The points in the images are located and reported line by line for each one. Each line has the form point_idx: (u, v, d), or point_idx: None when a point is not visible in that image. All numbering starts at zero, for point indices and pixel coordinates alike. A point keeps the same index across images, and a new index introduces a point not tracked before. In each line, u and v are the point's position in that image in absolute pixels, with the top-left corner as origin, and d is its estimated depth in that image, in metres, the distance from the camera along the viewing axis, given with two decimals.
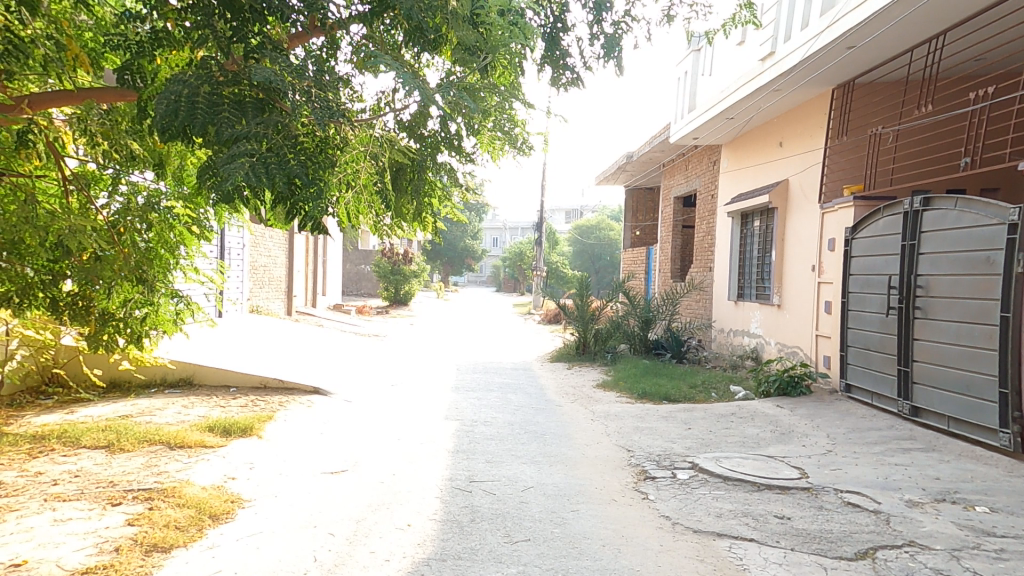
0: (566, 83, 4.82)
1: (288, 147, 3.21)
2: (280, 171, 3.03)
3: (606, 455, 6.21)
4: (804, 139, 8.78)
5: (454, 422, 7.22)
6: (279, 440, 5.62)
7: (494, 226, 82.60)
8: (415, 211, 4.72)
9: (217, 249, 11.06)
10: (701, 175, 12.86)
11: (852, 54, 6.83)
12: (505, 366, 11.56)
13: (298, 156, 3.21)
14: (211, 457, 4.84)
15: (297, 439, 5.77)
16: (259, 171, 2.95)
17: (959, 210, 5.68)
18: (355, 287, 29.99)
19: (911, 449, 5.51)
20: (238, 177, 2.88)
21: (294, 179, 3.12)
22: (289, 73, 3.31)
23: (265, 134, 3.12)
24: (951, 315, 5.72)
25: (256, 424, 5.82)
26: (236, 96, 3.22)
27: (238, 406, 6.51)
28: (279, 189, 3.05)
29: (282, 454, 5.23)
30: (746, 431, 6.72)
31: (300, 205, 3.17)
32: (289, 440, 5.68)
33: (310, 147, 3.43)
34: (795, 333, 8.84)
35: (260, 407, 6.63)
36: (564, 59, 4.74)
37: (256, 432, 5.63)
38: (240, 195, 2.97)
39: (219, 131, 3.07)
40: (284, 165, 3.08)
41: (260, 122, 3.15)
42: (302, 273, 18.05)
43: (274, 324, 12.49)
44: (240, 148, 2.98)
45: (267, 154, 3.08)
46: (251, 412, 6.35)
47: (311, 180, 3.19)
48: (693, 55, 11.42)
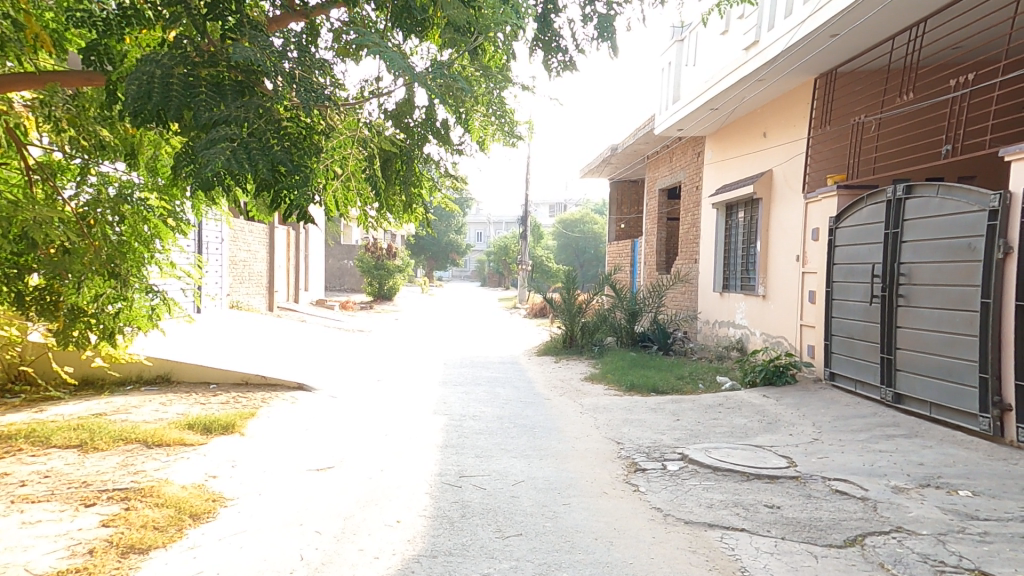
0: (560, 67, 4.72)
1: (271, 131, 3.04)
2: (263, 157, 2.89)
3: (596, 448, 6.17)
4: (787, 129, 8.81)
5: (442, 417, 7.14)
6: (261, 437, 5.47)
7: (478, 220, 82.29)
8: (404, 202, 4.63)
9: (194, 243, 10.77)
10: (685, 167, 12.89)
11: (835, 43, 6.84)
12: (493, 360, 11.49)
13: (282, 142, 3.06)
14: (191, 455, 4.68)
15: (282, 436, 5.63)
16: (241, 156, 2.81)
17: (941, 197, 5.72)
18: (339, 282, 29.57)
19: (894, 435, 5.57)
20: (219, 163, 2.73)
21: (279, 166, 3.00)
22: (269, 52, 3.17)
23: (247, 117, 2.96)
24: (933, 302, 5.78)
25: (238, 421, 5.66)
26: (214, 78, 3.07)
27: (219, 403, 6.34)
28: (263, 176, 2.89)
29: (265, 452, 5.09)
30: (734, 421, 6.75)
31: (285, 193, 3.05)
32: (272, 437, 5.53)
33: (294, 133, 3.28)
34: (780, 323, 8.91)
35: (242, 404, 6.45)
36: (557, 42, 4.64)
37: (238, 429, 5.47)
38: (219, 182, 2.84)
39: (196, 114, 2.92)
40: (267, 150, 2.94)
41: (241, 105, 3.00)
42: (284, 268, 17.72)
43: (255, 320, 12.23)
44: (220, 132, 2.83)
45: (248, 139, 2.92)
46: (233, 409, 6.18)
47: (297, 167, 3.05)
48: (677, 46, 11.41)
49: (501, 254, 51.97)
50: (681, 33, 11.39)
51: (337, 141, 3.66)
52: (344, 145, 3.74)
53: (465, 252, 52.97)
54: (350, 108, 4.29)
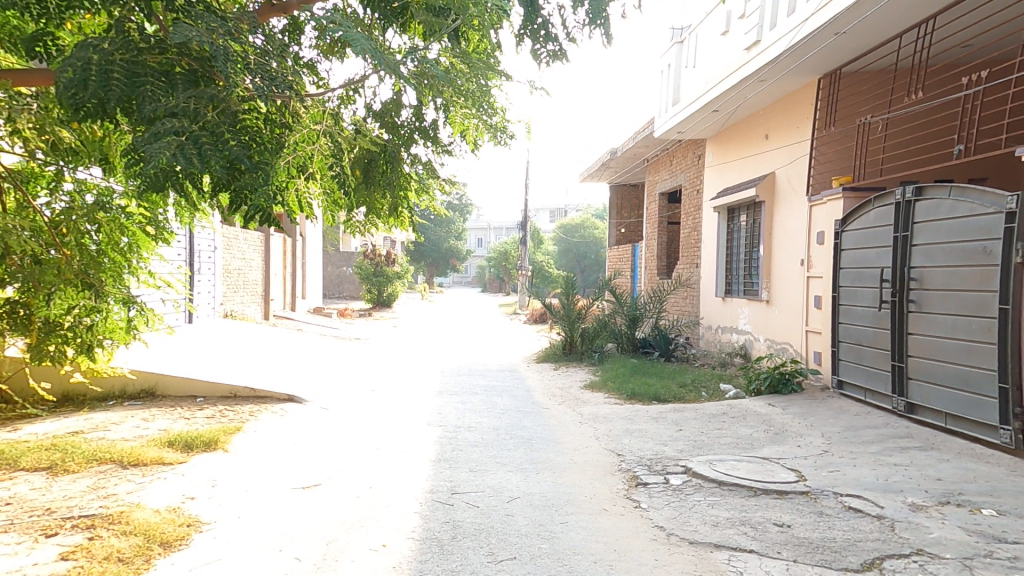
0: (549, 57, 4.47)
1: (226, 125, 2.95)
2: (216, 153, 2.80)
3: (596, 460, 5.93)
4: (790, 131, 8.61)
5: (437, 428, 6.91)
6: (247, 453, 5.26)
7: (478, 226, 82.26)
8: (390, 205, 4.66)
9: (184, 251, 10.57)
10: (686, 170, 12.70)
11: (838, 41, 6.65)
12: (491, 368, 11.27)
13: (238, 136, 2.98)
14: (168, 475, 4.46)
15: (267, 452, 5.40)
16: (189, 151, 2.70)
17: (953, 199, 5.50)
18: (337, 289, 29.38)
19: (908, 447, 5.32)
20: (162, 159, 2.61)
21: (236, 162, 2.90)
22: (220, 31, 3.00)
23: (197, 110, 2.88)
24: (947, 308, 5.55)
25: (222, 437, 5.44)
26: (161, 65, 2.96)
27: (204, 418, 6.10)
28: (216, 173, 2.80)
29: (249, 470, 4.87)
30: (739, 432, 6.50)
31: (243, 192, 2.97)
32: (258, 453, 5.31)
33: (252, 125, 3.20)
34: (785, 329, 8.68)
35: (228, 418, 6.22)
36: (547, 30, 4.41)
37: (222, 445, 5.24)
38: (166, 178, 2.73)
39: (140, 106, 2.80)
40: (222, 146, 2.84)
41: (189, 94, 2.90)
42: (280, 276, 17.53)
43: (249, 329, 12.04)
44: (165, 125, 2.73)
45: (199, 132, 2.82)
46: (218, 424, 5.95)
47: (255, 164, 2.96)
48: (676, 48, 11.25)
49: (501, 260, 51.77)
50: (682, 35, 11.21)
51: (303, 132, 3.60)
52: (309, 138, 3.63)
53: (465, 258, 52.80)
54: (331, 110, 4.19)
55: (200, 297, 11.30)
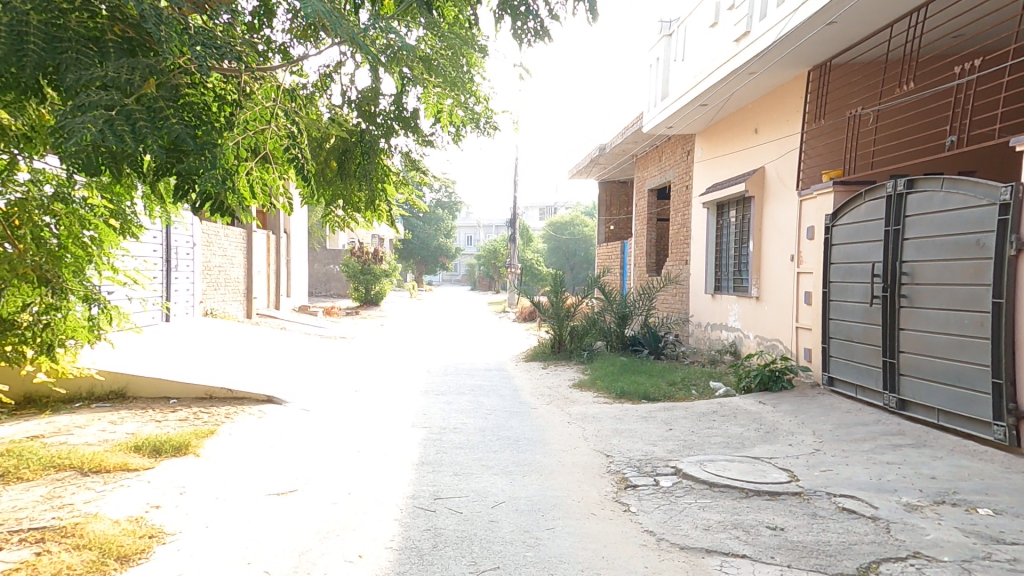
0: (532, 35, 4.26)
1: (168, 102, 3.00)
2: (153, 130, 2.82)
3: (584, 461, 5.77)
4: (780, 125, 8.53)
5: (421, 429, 6.71)
6: (219, 457, 5.03)
7: (468, 224, 81.93)
8: (368, 197, 4.52)
9: (161, 247, 10.27)
10: (675, 166, 12.59)
11: (829, 31, 6.53)
12: (479, 367, 11.08)
13: (179, 113, 3.01)
14: (133, 482, 4.22)
15: (241, 457, 5.14)
16: (117, 129, 2.70)
17: (945, 191, 5.41)
18: (324, 288, 29.00)
19: (901, 445, 5.22)
20: (85, 134, 2.63)
21: (179, 143, 2.94)
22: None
23: (126, 79, 2.86)
24: (939, 303, 5.45)
25: (193, 440, 5.21)
26: (88, 29, 2.92)
27: (176, 421, 5.85)
28: (154, 152, 2.85)
29: (221, 475, 4.64)
30: (729, 431, 6.38)
31: (188, 175, 2.98)
32: (232, 457, 5.08)
33: (197, 101, 3.24)
34: (774, 325, 8.59)
35: (201, 420, 5.97)
36: (527, 6, 4.13)
37: (193, 450, 5.01)
38: (94, 156, 2.77)
39: (63, 73, 2.75)
40: (161, 124, 2.87)
41: (121, 63, 2.88)
42: (264, 274, 17.18)
43: (229, 329, 11.77)
44: (91, 99, 2.74)
45: (133, 106, 2.84)
46: (190, 427, 5.70)
47: (199, 145, 2.99)
48: (664, 41, 11.12)
49: (490, 258, 51.49)
50: (670, 28, 11.08)
51: (253, 110, 3.57)
52: (264, 116, 3.65)
53: (454, 256, 52.49)
54: (308, 98, 4.25)
55: (177, 295, 11.01)
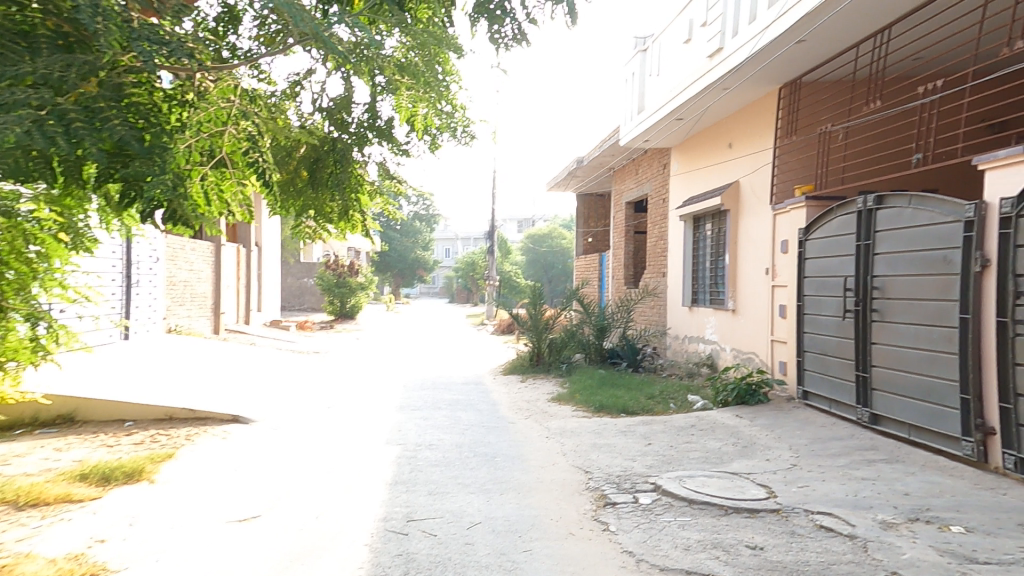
0: (508, 41, 4.18)
1: (110, 103, 3.04)
2: (90, 134, 2.84)
3: (563, 478, 5.66)
4: (753, 140, 8.65)
5: (395, 447, 6.52)
6: (175, 481, 4.86)
7: (446, 236, 81.69)
8: (340, 209, 4.38)
9: (121, 261, 10.02)
10: (652, 179, 12.70)
11: (799, 49, 6.65)
12: (455, 381, 10.90)
13: (124, 114, 3.02)
14: (75, 515, 4.06)
15: (199, 481, 4.94)
16: (49, 133, 2.74)
17: (914, 207, 5.48)
18: (298, 301, 28.42)
19: (875, 460, 5.23)
20: (10, 136, 2.63)
21: (123, 146, 2.94)
22: None
23: (57, 77, 2.93)
24: (909, 318, 5.50)
25: (147, 465, 5.02)
26: (16, 23, 3.14)
27: (130, 445, 5.64)
28: (92, 156, 2.85)
29: (176, 501, 4.47)
30: (708, 446, 6.34)
31: (133, 180, 2.97)
32: (190, 482, 4.89)
33: (145, 102, 3.25)
34: (750, 338, 8.65)
35: (158, 444, 5.75)
36: (502, 9, 4.06)
37: (147, 477, 4.82)
38: (29, 163, 2.75)
39: None
40: (100, 126, 2.90)
41: (53, 61, 3.00)
42: (234, 288, 16.77)
43: (195, 345, 11.42)
44: (15, 93, 2.84)
45: (68, 109, 2.88)
46: (145, 451, 5.50)
47: (146, 148, 2.99)
48: (640, 56, 11.25)
49: (469, 270, 51.32)
50: (644, 44, 11.23)
51: (207, 111, 3.65)
52: (220, 117, 3.74)
53: (432, 268, 52.15)
54: (274, 106, 4.16)
55: (138, 311, 10.70)
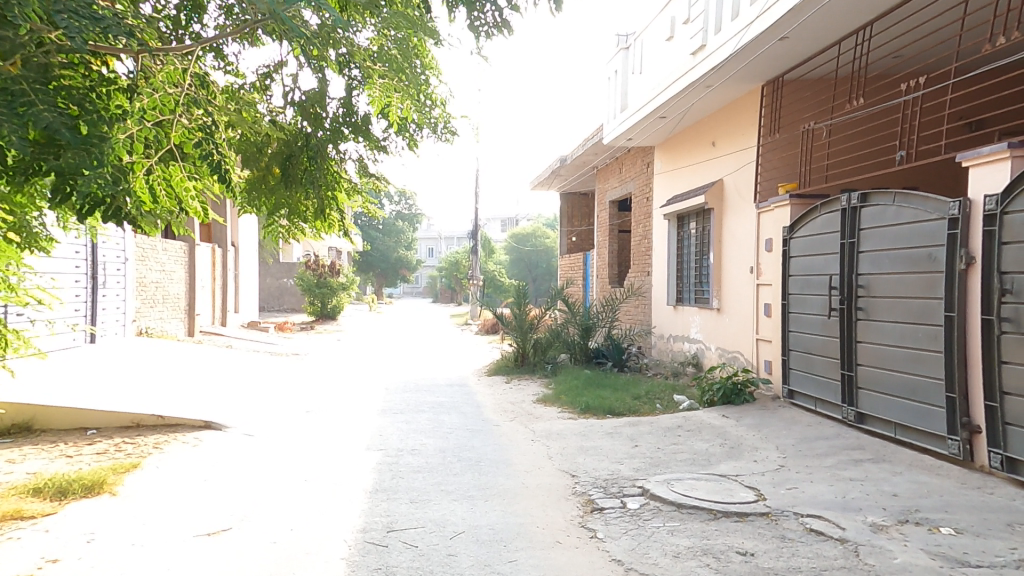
0: (491, 29, 4.02)
1: (37, 83, 2.71)
2: (9, 119, 2.49)
3: (549, 483, 5.52)
4: (736, 138, 8.61)
5: (376, 452, 6.32)
6: (138, 495, 4.63)
7: (429, 236, 81.18)
8: (316, 206, 4.12)
9: (86, 262, 9.81)
10: (635, 177, 12.64)
11: (782, 46, 6.60)
12: (439, 383, 10.72)
13: (45, 94, 2.69)
14: (26, 534, 3.87)
15: (163, 491, 4.73)
16: None
17: (897, 205, 5.44)
18: (277, 303, 27.91)
19: (862, 460, 5.18)
20: None
21: (51, 134, 2.62)
22: None
23: None
24: (894, 316, 5.47)
25: (109, 477, 4.80)
26: None
27: (92, 455, 5.43)
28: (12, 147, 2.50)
29: (139, 514, 4.25)
30: (695, 447, 6.26)
31: (66, 175, 2.68)
32: (154, 493, 4.67)
33: (72, 83, 2.94)
34: (735, 337, 8.62)
35: (122, 453, 5.53)
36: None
37: (108, 489, 4.62)
38: None
39: None
40: (22, 111, 2.55)
41: None
42: (208, 289, 16.38)
43: (165, 349, 11.11)
44: None
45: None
46: (107, 462, 5.27)
47: (80, 139, 2.70)
48: (622, 54, 11.17)
49: (452, 270, 50.98)
50: (626, 41, 11.15)
51: (146, 96, 3.33)
52: (166, 104, 3.43)
53: (415, 267, 51.70)
54: (245, 101, 3.95)
55: (105, 314, 10.51)
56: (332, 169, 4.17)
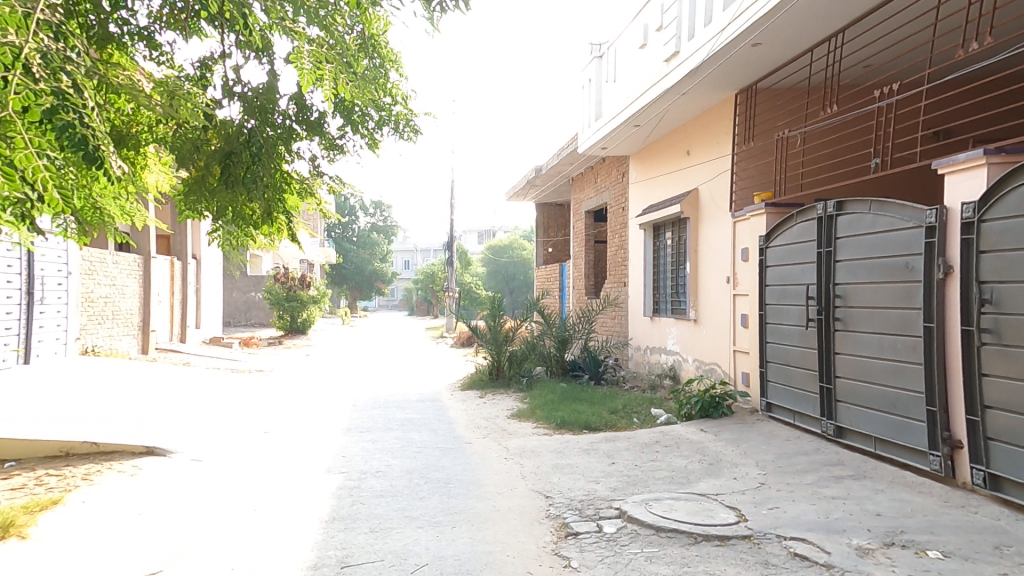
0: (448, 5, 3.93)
1: None
2: None
3: (521, 505, 5.19)
4: (711, 146, 8.52)
5: (337, 475, 5.91)
6: (53, 534, 4.44)
7: (406, 248, 80.46)
8: (263, 209, 3.74)
9: (20, 276, 9.53)
10: (611, 187, 12.54)
11: (755, 52, 6.53)
12: (410, 399, 10.32)
13: None
14: None
15: (82, 526, 4.60)
16: None
17: (874, 214, 5.32)
18: (246, 316, 27.07)
19: (843, 477, 4.98)
20: None
21: None
22: None
23: None
24: (873, 327, 5.32)
25: (21, 518, 4.60)
26: None
27: (8, 492, 5.35)
28: None
29: (51, 555, 4.06)
30: (673, 464, 6.01)
31: None
32: (71, 533, 4.46)
33: None
34: (712, 348, 8.47)
35: (43, 487, 5.45)
36: None
37: (16, 532, 4.40)
38: None
39: None
40: None
41: None
42: (166, 303, 15.73)
43: (115, 369, 10.52)
44: None
45: None
46: (25, 499, 5.15)
47: None
48: (596, 63, 11.07)
49: (429, 282, 50.40)
50: (599, 50, 11.07)
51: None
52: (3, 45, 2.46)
53: (391, 280, 50.94)
54: (183, 91, 3.57)
55: (43, 331, 10.18)
56: (276, 165, 3.83)
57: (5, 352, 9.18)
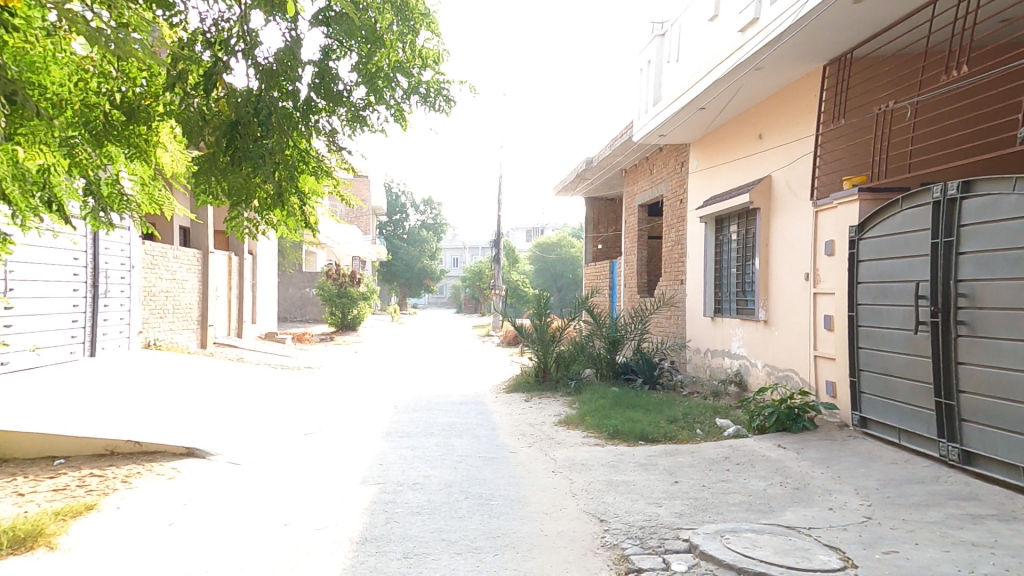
0: None
1: None
2: None
3: (572, 531, 4.53)
4: (789, 127, 7.57)
5: (372, 487, 5.45)
6: (83, 544, 4.14)
7: (453, 246, 81.06)
8: (273, 190, 3.37)
9: (85, 268, 9.60)
10: (667, 178, 11.65)
11: (856, 10, 5.58)
12: (454, 401, 9.83)
13: None
14: None
15: (115, 536, 4.29)
16: None
17: (1017, 194, 4.35)
18: (299, 312, 27.60)
19: (983, 517, 4.06)
20: None
21: None
22: None
23: None
24: (1014, 333, 4.35)
25: (53, 525, 4.32)
26: None
27: (48, 493, 5.15)
28: None
29: (75, 569, 3.73)
30: (750, 487, 5.19)
31: None
32: (105, 542, 4.16)
33: None
34: (787, 353, 7.54)
35: (83, 490, 5.23)
36: None
37: (45, 542, 4.09)
38: None
39: None
40: None
41: None
42: (223, 298, 15.98)
43: (170, 362, 10.62)
44: None
45: None
46: (61, 503, 4.92)
47: None
48: (656, 42, 10.22)
49: (476, 280, 50.32)
50: (661, 29, 10.21)
51: None
52: None
53: (438, 278, 51.09)
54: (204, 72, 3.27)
55: (107, 324, 10.30)
56: (286, 142, 3.48)
57: (73, 344, 9.32)
